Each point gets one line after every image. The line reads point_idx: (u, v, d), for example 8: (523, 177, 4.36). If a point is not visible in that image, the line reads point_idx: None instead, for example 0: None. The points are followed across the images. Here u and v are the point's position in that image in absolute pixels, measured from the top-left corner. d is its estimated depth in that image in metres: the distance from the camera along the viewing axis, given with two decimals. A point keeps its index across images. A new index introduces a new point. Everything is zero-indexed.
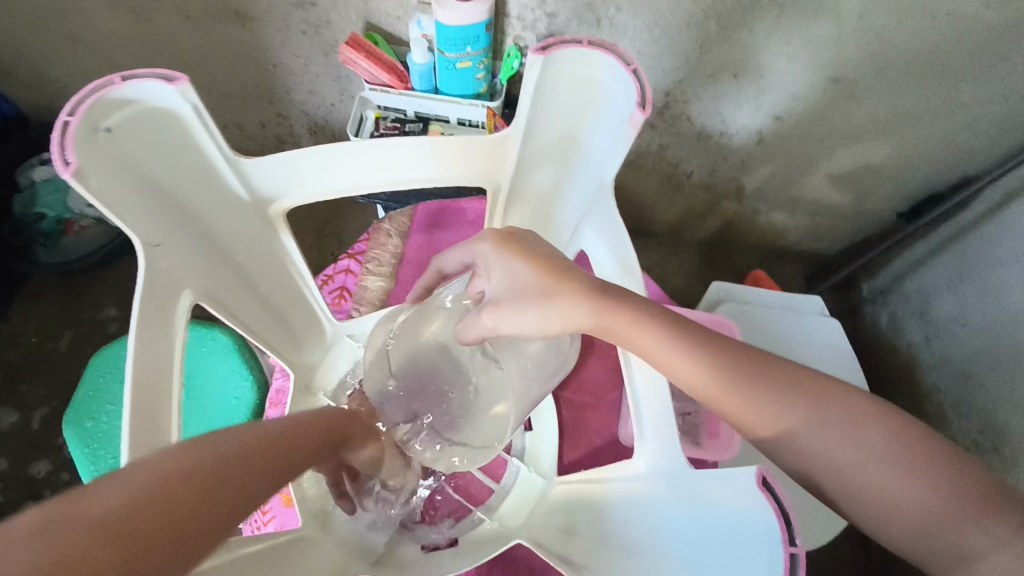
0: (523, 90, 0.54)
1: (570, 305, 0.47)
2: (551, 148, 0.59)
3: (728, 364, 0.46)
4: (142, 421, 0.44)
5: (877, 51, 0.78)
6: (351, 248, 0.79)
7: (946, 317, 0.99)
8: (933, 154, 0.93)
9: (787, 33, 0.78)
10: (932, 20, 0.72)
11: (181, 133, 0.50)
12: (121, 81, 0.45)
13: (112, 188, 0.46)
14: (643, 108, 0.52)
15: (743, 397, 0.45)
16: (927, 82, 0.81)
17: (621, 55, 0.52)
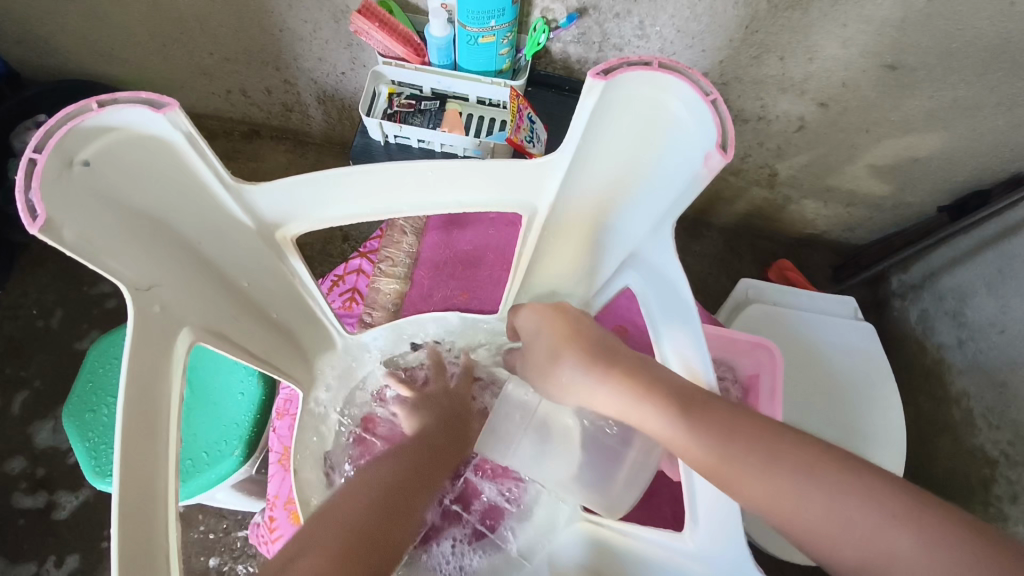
0: (576, 117, 0.47)
1: (574, 368, 0.50)
2: (601, 175, 0.53)
3: (747, 456, 0.42)
4: (133, 490, 0.40)
5: (942, 38, 0.70)
6: (363, 247, 0.76)
7: (984, 322, 0.95)
8: (988, 149, 0.87)
9: (845, 15, 0.70)
10: (1011, 8, 0.65)
11: (171, 159, 0.44)
12: (99, 108, 0.40)
13: (92, 230, 0.41)
14: (724, 152, 0.46)
15: (758, 484, 0.41)
16: (994, 73, 0.74)
17: (700, 84, 0.46)
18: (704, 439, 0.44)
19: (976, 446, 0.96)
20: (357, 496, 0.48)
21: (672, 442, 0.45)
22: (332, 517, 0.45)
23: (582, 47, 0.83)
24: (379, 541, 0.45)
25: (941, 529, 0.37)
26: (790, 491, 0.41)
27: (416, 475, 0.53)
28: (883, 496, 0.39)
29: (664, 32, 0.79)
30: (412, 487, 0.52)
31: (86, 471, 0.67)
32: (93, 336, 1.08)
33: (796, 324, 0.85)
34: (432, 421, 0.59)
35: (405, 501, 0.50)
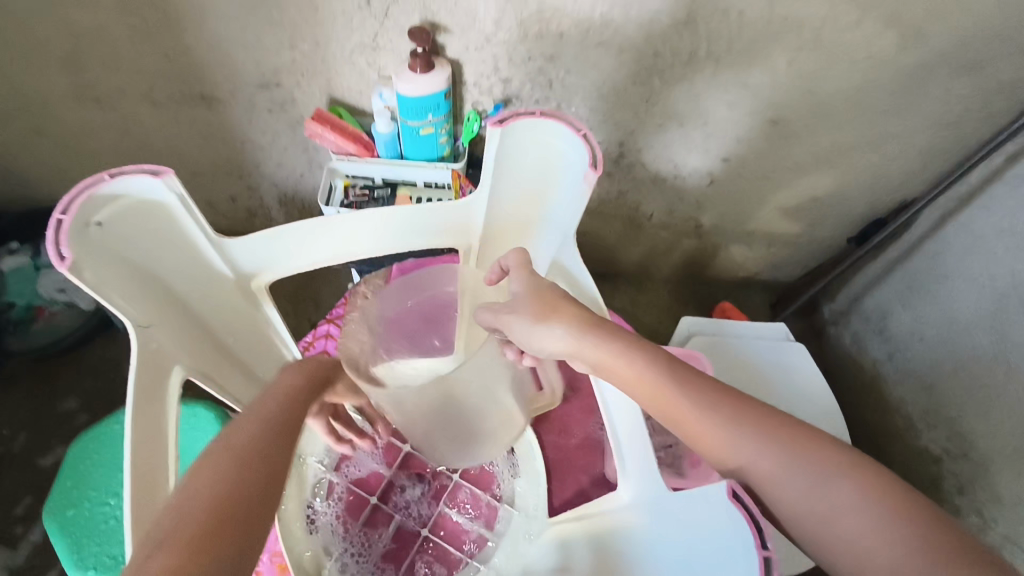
0: (485, 159, 0.60)
1: (566, 326, 0.56)
2: (516, 206, 0.64)
3: (716, 415, 0.51)
4: (141, 509, 0.44)
5: (807, 93, 0.85)
6: (330, 314, 0.82)
7: (905, 333, 1.05)
8: (870, 181, 1.00)
9: (724, 82, 0.84)
10: (853, 64, 0.79)
11: (166, 220, 0.53)
12: (110, 178, 0.47)
13: (103, 276, 0.47)
14: (594, 169, 0.56)
15: (724, 436, 0.51)
16: (855, 117, 0.88)
17: (571, 122, 0.57)
18: (681, 394, 0.53)
19: (923, 448, 1.01)
20: (191, 490, 0.38)
21: (637, 387, 0.55)
22: (175, 518, 0.36)
23: None
24: (244, 522, 0.37)
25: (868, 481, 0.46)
26: (739, 444, 0.50)
27: (272, 438, 0.44)
28: (816, 455, 0.48)
29: (579, 111, 0.91)
30: (263, 455, 0.42)
31: (67, 566, 0.68)
32: (59, 451, 1.09)
33: (739, 348, 0.93)
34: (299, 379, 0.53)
35: (265, 473, 0.41)
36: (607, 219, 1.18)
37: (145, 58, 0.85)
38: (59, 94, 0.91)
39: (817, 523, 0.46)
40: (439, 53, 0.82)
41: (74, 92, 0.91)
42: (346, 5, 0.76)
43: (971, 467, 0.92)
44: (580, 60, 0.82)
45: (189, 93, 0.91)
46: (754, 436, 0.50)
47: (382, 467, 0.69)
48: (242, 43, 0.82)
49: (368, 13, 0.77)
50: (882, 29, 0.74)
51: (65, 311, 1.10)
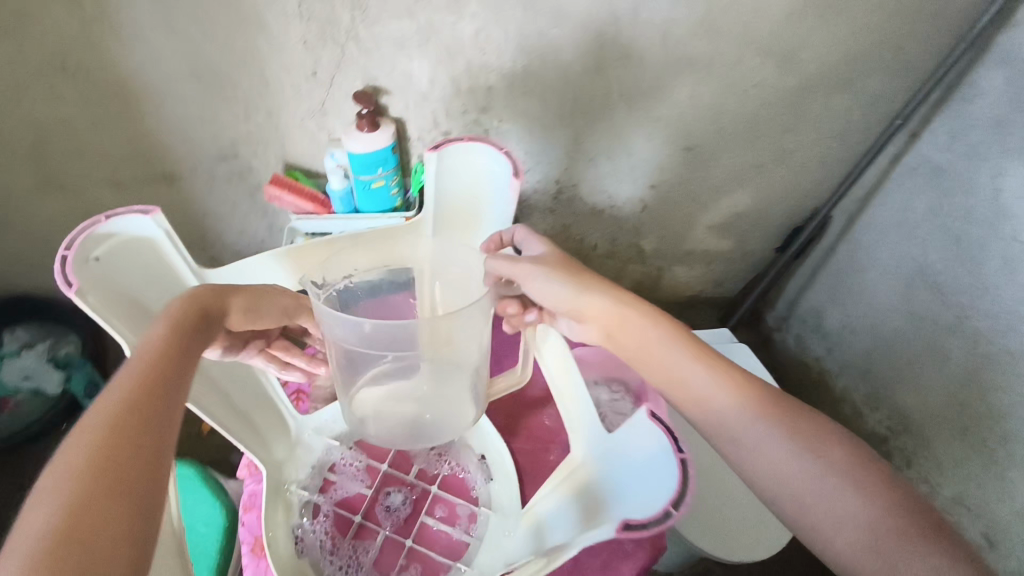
0: (426, 179, 0.73)
1: (589, 286, 0.59)
2: (457, 216, 0.78)
3: (727, 383, 0.54)
4: None
5: (714, 122, 0.94)
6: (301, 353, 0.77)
7: (838, 326, 1.14)
8: (786, 198, 1.08)
9: (640, 118, 0.94)
10: (746, 92, 0.89)
11: (155, 257, 0.58)
12: (105, 219, 0.54)
13: (103, 302, 0.52)
14: (517, 177, 0.73)
15: (731, 398, 0.53)
16: (761, 137, 0.97)
17: (494, 143, 0.73)
18: (696, 361, 0.55)
19: (870, 430, 1.09)
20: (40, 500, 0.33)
21: (646, 349, 0.58)
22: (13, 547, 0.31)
23: None
24: (99, 530, 0.33)
25: (843, 452, 0.49)
26: (749, 411, 0.52)
27: (131, 420, 0.39)
28: (807, 434, 0.50)
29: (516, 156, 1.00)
30: (120, 442, 0.37)
31: None
32: None
33: None
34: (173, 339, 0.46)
35: (128, 464, 0.36)
36: None
37: (107, 143, 0.91)
38: (22, 186, 0.96)
39: (800, 487, 0.48)
40: (383, 113, 0.91)
41: (38, 182, 0.96)
42: (294, 78, 0.85)
43: (913, 439, 0.99)
44: (511, 108, 0.91)
45: (151, 173, 0.96)
46: (760, 407, 0.52)
47: (360, 487, 0.64)
48: (199, 122, 0.89)
49: (315, 83, 0.86)
50: (764, 60, 0.84)
51: (31, 398, 1.10)
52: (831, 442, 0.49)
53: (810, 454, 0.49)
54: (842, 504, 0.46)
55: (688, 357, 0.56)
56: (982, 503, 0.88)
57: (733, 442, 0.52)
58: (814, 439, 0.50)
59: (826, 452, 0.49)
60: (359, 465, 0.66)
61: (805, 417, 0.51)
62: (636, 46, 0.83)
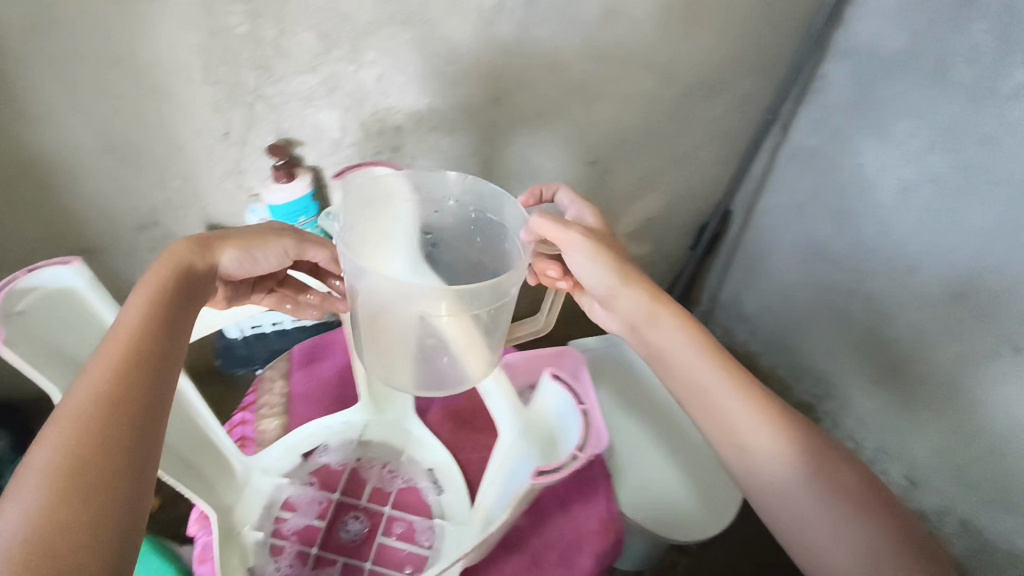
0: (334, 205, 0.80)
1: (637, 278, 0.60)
2: None
3: (756, 409, 0.56)
4: None
5: (610, 136, 1.02)
6: (242, 403, 0.77)
7: (753, 310, 1.23)
8: (688, 199, 1.18)
9: (542, 140, 1.01)
10: (633, 105, 0.98)
11: (78, 307, 0.58)
12: (26, 273, 0.53)
13: (29, 354, 0.52)
14: None
15: (755, 424, 0.56)
16: (655, 145, 1.06)
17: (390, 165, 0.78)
18: (726, 381, 0.57)
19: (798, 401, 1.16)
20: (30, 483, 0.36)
21: (686, 350, 0.59)
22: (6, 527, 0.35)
23: None
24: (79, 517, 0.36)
25: (846, 486, 0.53)
26: (776, 440, 0.55)
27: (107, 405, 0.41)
28: (824, 473, 0.54)
29: None
30: (98, 425, 0.39)
31: None
32: None
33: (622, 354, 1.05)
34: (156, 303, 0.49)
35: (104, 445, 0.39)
36: None
37: (20, 226, 0.89)
38: None
39: (806, 522, 0.53)
40: (299, 164, 0.94)
41: None
42: (205, 140, 0.87)
43: (833, 401, 1.07)
44: (421, 144, 0.97)
45: (68, 249, 0.96)
46: (783, 440, 0.55)
47: (313, 519, 0.65)
48: (114, 193, 0.90)
49: (228, 142, 0.88)
50: (642, 76, 0.93)
51: None
52: (834, 479, 0.54)
53: (819, 491, 0.53)
54: (846, 540, 0.51)
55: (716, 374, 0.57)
56: (899, 448, 0.96)
57: (747, 467, 0.56)
58: (831, 481, 0.54)
59: (836, 485, 0.54)
60: (313, 497, 0.67)
61: (820, 455, 0.55)
62: (527, 74, 0.90)
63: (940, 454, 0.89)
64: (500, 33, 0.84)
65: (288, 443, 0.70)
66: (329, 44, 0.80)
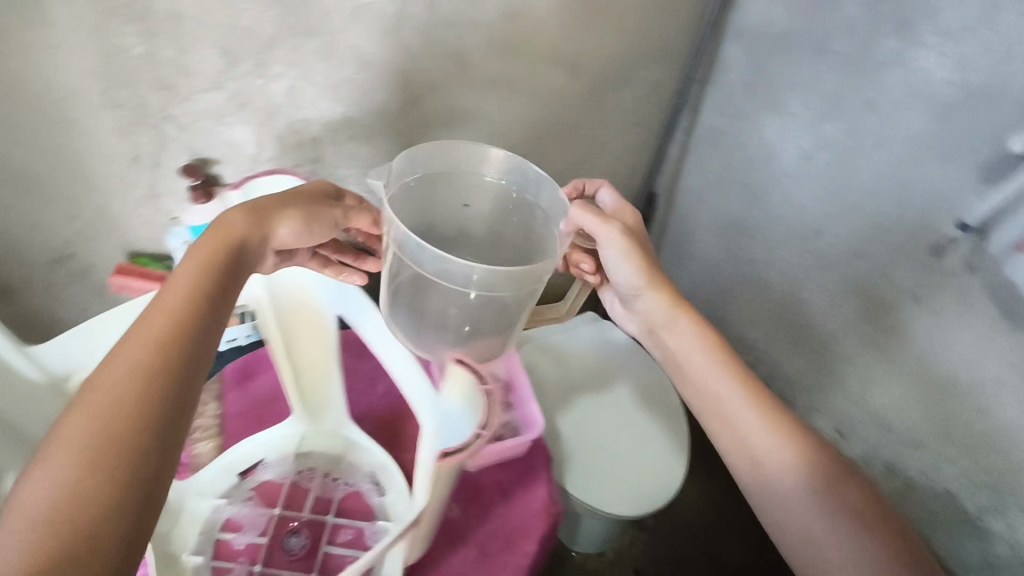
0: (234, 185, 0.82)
1: (660, 288, 0.66)
2: None
3: (769, 417, 0.59)
4: None
5: (529, 131, 1.04)
6: None
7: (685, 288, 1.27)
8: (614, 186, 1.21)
9: (463, 140, 1.02)
10: (547, 99, 1.00)
11: None
12: None
13: None
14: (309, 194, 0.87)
15: (764, 430, 0.59)
16: (574, 137, 1.08)
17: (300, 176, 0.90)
18: (738, 394, 0.61)
19: None
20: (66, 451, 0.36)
21: (705, 356, 0.64)
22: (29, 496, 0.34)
23: None
24: (111, 488, 0.35)
25: (844, 495, 0.55)
26: (784, 446, 0.58)
27: (143, 375, 0.40)
28: (831, 485, 0.55)
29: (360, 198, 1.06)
30: (134, 396, 0.39)
31: None
32: None
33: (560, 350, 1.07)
34: (213, 278, 0.49)
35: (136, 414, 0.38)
36: None
37: None
38: None
39: (802, 531, 0.55)
40: (218, 183, 0.93)
41: None
42: (116, 166, 0.85)
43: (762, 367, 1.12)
44: (341, 153, 0.97)
45: None
46: (795, 451, 0.57)
47: (255, 537, 0.65)
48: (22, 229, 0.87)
49: (138, 167, 0.87)
50: (553, 70, 0.96)
51: None
52: (834, 491, 0.55)
53: (818, 498, 0.55)
54: (841, 546, 0.53)
55: (731, 383, 0.62)
56: (826, 404, 0.99)
57: (752, 469, 0.59)
58: (829, 492, 0.55)
59: (837, 493, 0.55)
60: (255, 515, 0.66)
61: (833, 471, 0.56)
62: (440, 76, 0.91)
63: (859, 406, 0.94)
64: (407, 38, 0.85)
65: (224, 463, 0.69)
66: (232, 60, 0.79)
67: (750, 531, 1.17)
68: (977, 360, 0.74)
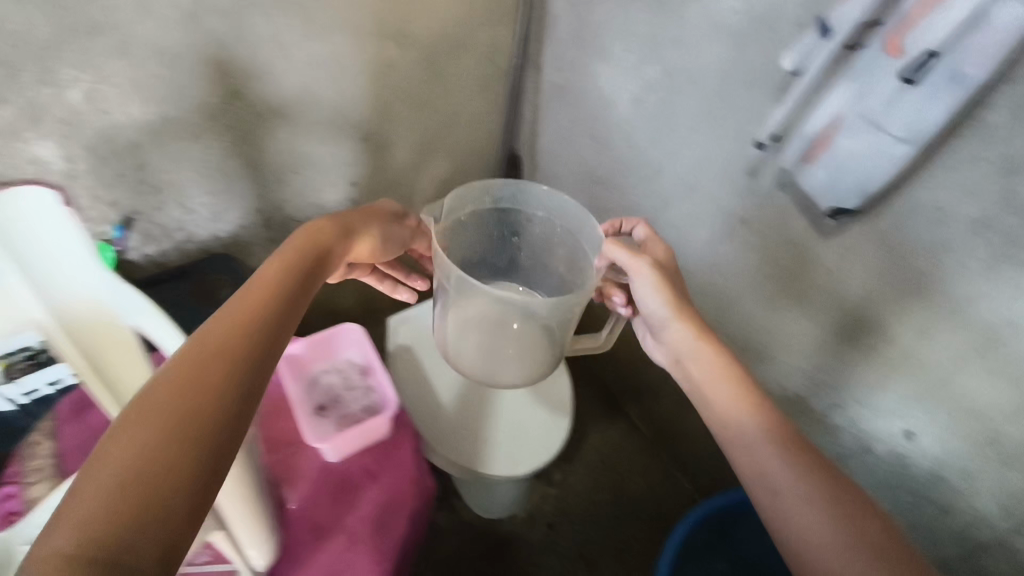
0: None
1: (688, 315, 0.62)
2: None
3: (787, 443, 0.53)
4: None
5: (373, 108, 1.01)
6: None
7: None
8: (474, 154, 1.21)
9: (303, 125, 0.98)
10: (384, 72, 0.97)
11: None
12: None
13: None
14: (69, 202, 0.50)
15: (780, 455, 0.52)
16: (422, 109, 1.06)
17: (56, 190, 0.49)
18: (758, 420, 0.55)
19: None
20: (149, 415, 0.37)
21: (721, 382, 0.58)
22: (109, 450, 0.35)
23: (155, 245, 1.00)
24: (192, 456, 0.37)
25: (863, 522, 0.48)
26: (801, 471, 0.51)
27: (220, 356, 0.42)
28: (852, 514, 0.48)
29: (204, 202, 0.99)
30: (213, 373, 0.41)
31: None
32: None
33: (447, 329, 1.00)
34: (303, 278, 0.55)
35: (217, 390, 0.40)
36: None
37: None
38: None
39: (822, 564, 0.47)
40: None
41: None
42: None
43: None
44: (169, 156, 0.90)
45: None
46: (815, 479, 0.50)
47: None
48: None
49: None
50: (381, 42, 0.93)
51: None
52: (852, 519, 0.48)
53: (836, 526, 0.48)
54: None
55: (750, 409, 0.56)
56: None
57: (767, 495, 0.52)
58: (846, 521, 0.48)
59: (854, 524, 0.48)
60: None
61: (855, 503, 0.49)
62: (261, 61, 0.87)
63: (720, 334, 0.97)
64: (212, 26, 0.80)
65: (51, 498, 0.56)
66: (11, 70, 0.72)
67: (653, 471, 1.21)
68: (793, 270, 0.78)
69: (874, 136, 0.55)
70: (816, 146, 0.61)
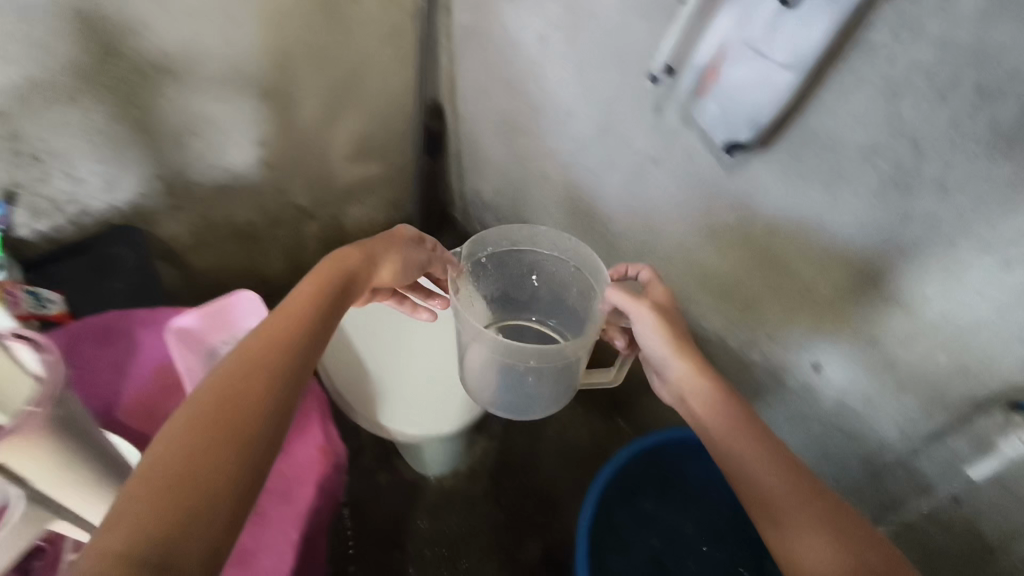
0: None
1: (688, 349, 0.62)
2: None
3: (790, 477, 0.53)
4: None
5: (272, 61, 0.95)
6: None
7: (490, 195, 1.26)
8: (391, 103, 1.15)
9: (196, 83, 0.91)
10: (278, 21, 0.90)
11: None
12: None
13: None
14: None
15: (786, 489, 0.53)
16: (326, 58, 1.00)
17: None
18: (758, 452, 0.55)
19: None
20: (185, 437, 0.41)
21: (720, 417, 0.59)
22: (146, 469, 0.39)
23: (45, 219, 0.94)
24: (224, 475, 0.40)
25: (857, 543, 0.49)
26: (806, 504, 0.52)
27: (249, 379, 0.46)
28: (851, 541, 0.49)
29: (93, 169, 0.92)
30: (242, 396, 0.45)
31: None
32: None
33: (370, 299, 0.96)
34: (321, 307, 0.57)
35: (246, 415, 0.44)
36: (221, 248, 1.19)
37: None
38: None
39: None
40: None
41: None
42: None
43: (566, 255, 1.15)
44: (44, 124, 0.83)
45: None
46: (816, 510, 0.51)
47: None
48: None
49: None
50: None
51: None
52: (848, 545, 0.49)
53: (838, 550, 0.49)
54: None
55: (755, 444, 0.56)
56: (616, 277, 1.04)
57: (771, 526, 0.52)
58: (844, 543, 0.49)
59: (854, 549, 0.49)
60: None
61: (853, 527, 0.51)
62: (134, 15, 0.79)
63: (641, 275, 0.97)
64: None
65: None
66: None
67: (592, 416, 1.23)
68: (698, 210, 0.77)
69: (758, 65, 0.53)
70: (708, 76, 0.58)
